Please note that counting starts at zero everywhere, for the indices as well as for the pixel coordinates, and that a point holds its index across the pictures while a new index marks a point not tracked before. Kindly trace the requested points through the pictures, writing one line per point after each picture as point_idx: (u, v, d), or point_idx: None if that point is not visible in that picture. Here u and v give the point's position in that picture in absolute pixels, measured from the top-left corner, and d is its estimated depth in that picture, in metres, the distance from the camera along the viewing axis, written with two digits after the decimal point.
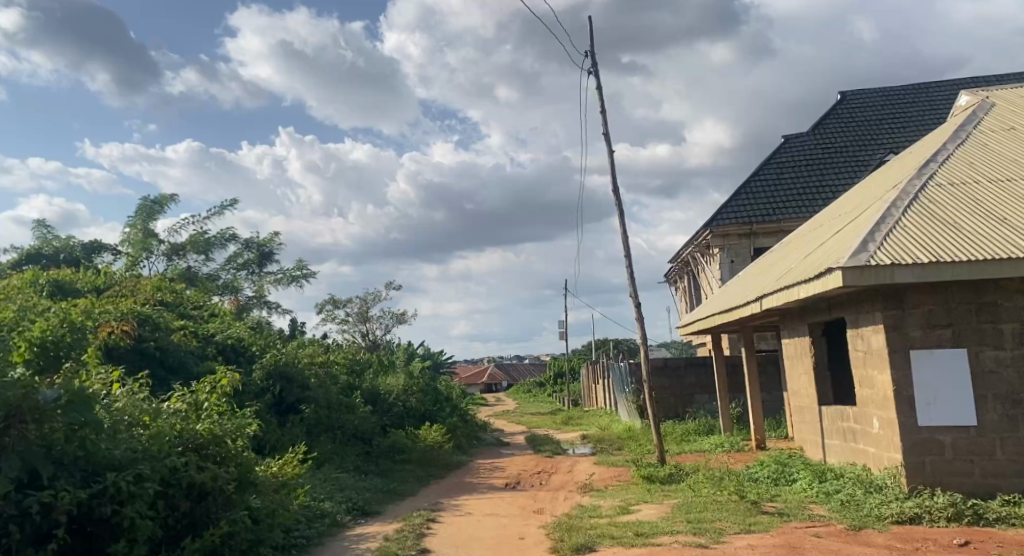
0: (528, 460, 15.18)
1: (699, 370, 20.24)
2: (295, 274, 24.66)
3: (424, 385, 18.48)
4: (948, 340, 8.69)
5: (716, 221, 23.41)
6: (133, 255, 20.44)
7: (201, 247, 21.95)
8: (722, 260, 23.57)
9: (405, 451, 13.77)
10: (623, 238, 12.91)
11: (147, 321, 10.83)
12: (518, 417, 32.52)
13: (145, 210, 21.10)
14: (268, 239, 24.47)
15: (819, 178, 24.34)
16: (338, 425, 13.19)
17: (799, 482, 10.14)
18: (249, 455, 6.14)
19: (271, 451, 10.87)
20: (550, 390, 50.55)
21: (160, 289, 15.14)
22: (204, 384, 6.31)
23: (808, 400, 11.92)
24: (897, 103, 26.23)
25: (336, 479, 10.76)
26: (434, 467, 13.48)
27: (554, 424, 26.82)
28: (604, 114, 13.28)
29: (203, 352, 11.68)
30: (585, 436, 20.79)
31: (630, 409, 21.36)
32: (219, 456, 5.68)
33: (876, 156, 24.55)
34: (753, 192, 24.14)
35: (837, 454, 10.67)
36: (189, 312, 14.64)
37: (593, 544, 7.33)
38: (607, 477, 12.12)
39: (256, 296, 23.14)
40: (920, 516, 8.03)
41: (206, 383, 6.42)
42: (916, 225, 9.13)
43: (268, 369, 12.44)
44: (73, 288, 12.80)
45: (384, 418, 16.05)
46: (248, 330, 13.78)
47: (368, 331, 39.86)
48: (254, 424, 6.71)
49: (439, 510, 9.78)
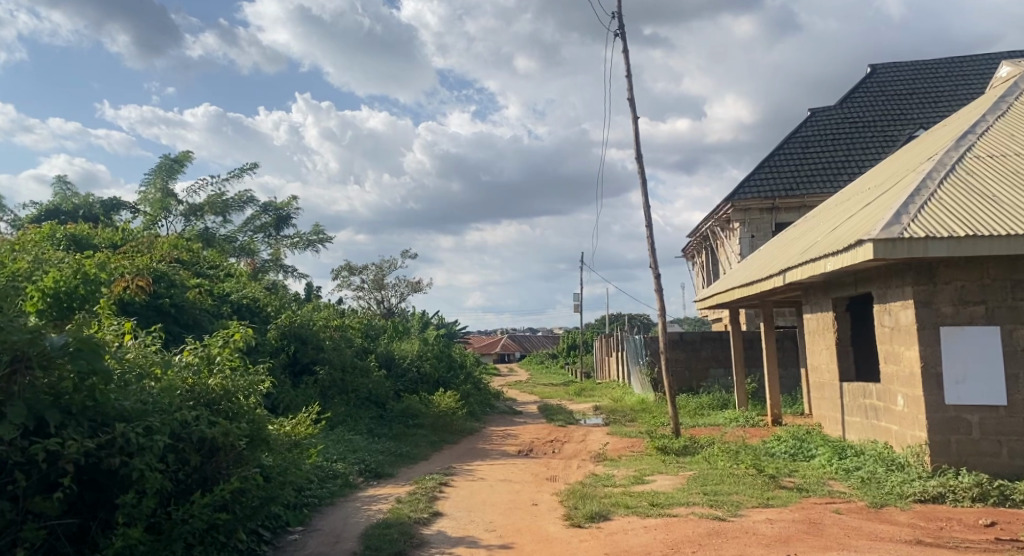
0: (541, 429, 15.11)
1: (715, 345, 20.05)
2: (312, 238, 24.58)
3: (438, 353, 18.38)
4: (980, 317, 8.45)
5: (738, 194, 23.05)
6: (152, 214, 20.41)
7: (218, 209, 21.86)
8: (743, 235, 23.23)
9: (418, 416, 13.70)
10: (646, 207, 12.65)
11: (163, 278, 10.86)
12: (530, 387, 32.53)
13: (164, 168, 21.00)
14: (286, 202, 24.33)
15: (845, 153, 23.86)
16: (352, 388, 13.16)
17: (818, 457, 9.97)
18: (261, 414, 6.03)
19: (285, 411, 10.89)
20: (563, 362, 50.57)
21: (177, 248, 15.08)
22: (218, 337, 6.16)
23: (829, 376, 11.71)
24: (930, 77, 25.56)
25: (349, 441, 10.72)
26: (447, 433, 13.42)
27: (565, 395, 26.81)
28: (629, 79, 12.96)
29: (218, 311, 11.63)
30: (598, 408, 20.71)
31: (643, 382, 21.25)
32: (231, 412, 5.58)
33: (905, 132, 23.99)
34: (777, 166, 23.72)
35: (857, 431, 10.48)
36: (205, 272, 14.55)
37: (608, 513, 7.19)
38: (621, 448, 12.01)
39: (272, 259, 23.10)
40: (944, 495, 7.85)
41: (220, 336, 6.28)
42: (952, 197, 8.83)
43: (282, 330, 12.35)
44: (90, 243, 12.75)
45: (397, 383, 16.01)
46: (263, 290, 13.68)
47: (382, 298, 39.88)
48: (266, 381, 6.59)
49: (452, 474, 9.72)
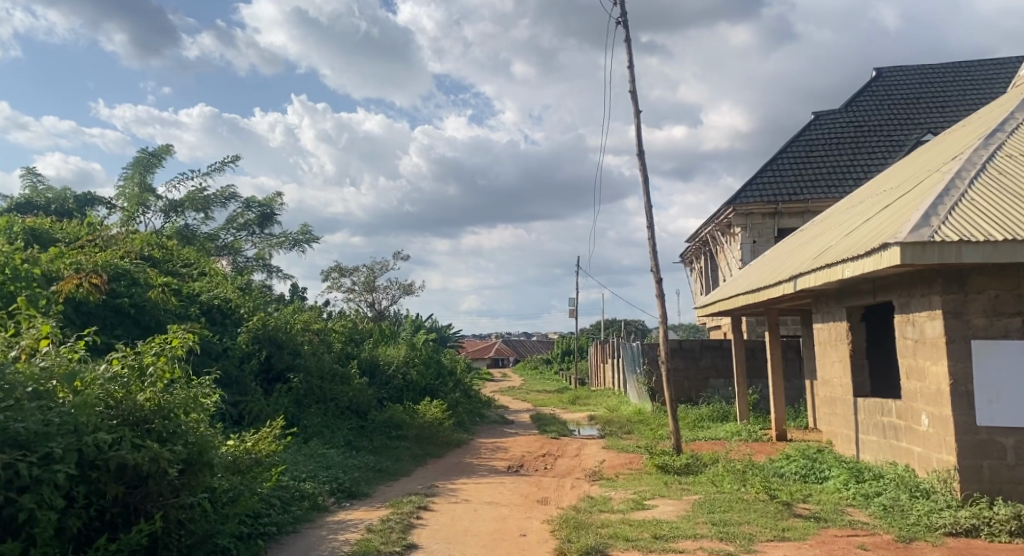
0: (532, 441, 14.27)
1: (716, 353, 19.24)
2: (298, 237, 23.68)
3: (426, 358, 17.53)
4: (1016, 330, 7.66)
5: (739, 198, 22.27)
6: (128, 211, 19.52)
7: (199, 205, 21.00)
8: (745, 240, 22.45)
9: (402, 427, 12.87)
10: (647, 207, 11.82)
11: (124, 276, 10.06)
12: (523, 394, 31.64)
13: (142, 163, 20.14)
14: (270, 199, 23.48)
15: (850, 158, 23.14)
16: (330, 396, 12.34)
17: (832, 480, 9.14)
18: (205, 432, 5.23)
19: (252, 423, 10.07)
20: (557, 368, 49.73)
21: (148, 244, 14.20)
22: (155, 344, 5.35)
23: (842, 391, 10.90)
24: (936, 82, 24.87)
25: (323, 456, 9.87)
26: (431, 445, 12.57)
27: (558, 403, 25.97)
28: (631, 70, 12.11)
29: (185, 312, 10.78)
30: (593, 418, 19.89)
31: (640, 391, 20.45)
32: (165, 434, 4.80)
33: (912, 137, 23.28)
34: (780, 169, 22.98)
35: (873, 451, 9.68)
36: (176, 270, 13.68)
37: (605, 548, 6.36)
38: (618, 465, 11.17)
39: (256, 258, 22.22)
40: (978, 528, 7.03)
41: (159, 342, 5.46)
42: (985, 198, 8.06)
43: (253, 334, 11.47)
44: (50, 237, 11.91)
45: (381, 391, 15.17)
46: (237, 290, 12.82)
47: (373, 300, 39.00)
48: (213, 393, 5.77)
49: (433, 495, 8.90)
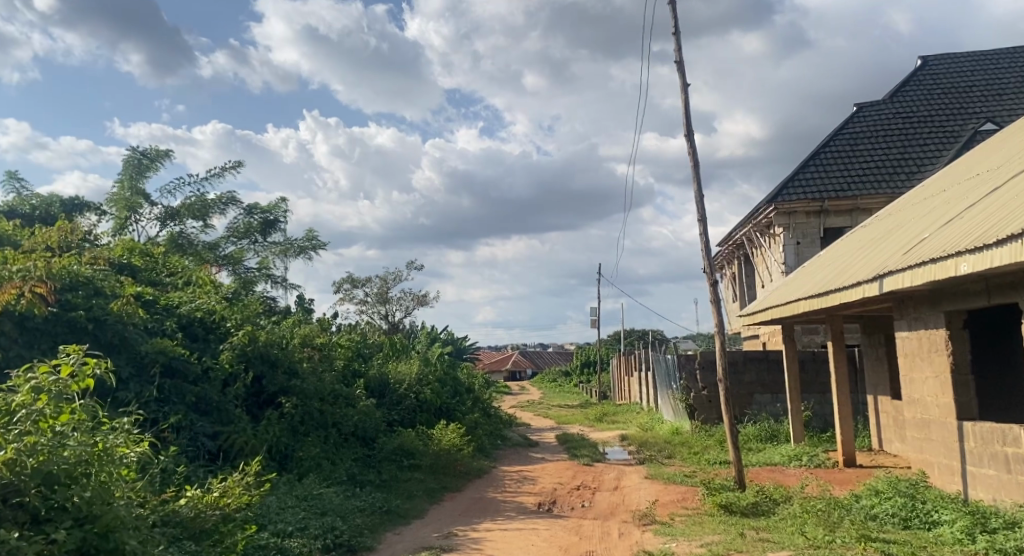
0: (563, 469, 12.53)
1: (760, 366, 17.44)
2: (304, 244, 22.08)
3: (442, 375, 15.87)
4: None
5: (781, 195, 20.51)
6: (118, 219, 17.96)
7: (197, 211, 19.45)
8: (787, 242, 20.66)
9: (414, 456, 11.18)
10: (699, 197, 10.12)
11: (84, 286, 8.47)
12: (545, 410, 29.81)
13: (133, 165, 18.56)
14: (274, 204, 21.91)
15: (900, 150, 21.37)
16: (332, 422, 10.76)
17: (947, 527, 7.32)
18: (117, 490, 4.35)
19: (232, 459, 8.46)
20: (577, 380, 47.78)
21: (131, 251, 12.64)
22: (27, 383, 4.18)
23: (937, 412, 9.10)
24: (988, 69, 23.16)
25: (319, 498, 8.22)
26: (447, 477, 10.89)
27: (585, 420, 24.17)
28: (677, 38, 10.47)
29: (156, 327, 9.13)
30: (625, 437, 18.14)
31: (677, 408, 18.66)
32: (44, 514, 3.96)
33: (968, 127, 21.51)
34: (823, 164, 21.22)
35: (991, 489, 7.87)
36: (160, 280, 12.09)
37: None
38: (670, 504, 9.42)
39: (259, 267, 20.57)
40: None
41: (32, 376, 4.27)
42: None
43: (239, 351, 9.72)
44: (10, 241, 10.37)
45: (391, 413, 13.52)
46: (226, 300, 11.17)
47: (387, 312, 37.41)
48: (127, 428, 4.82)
49: (451, 550, 7.18)
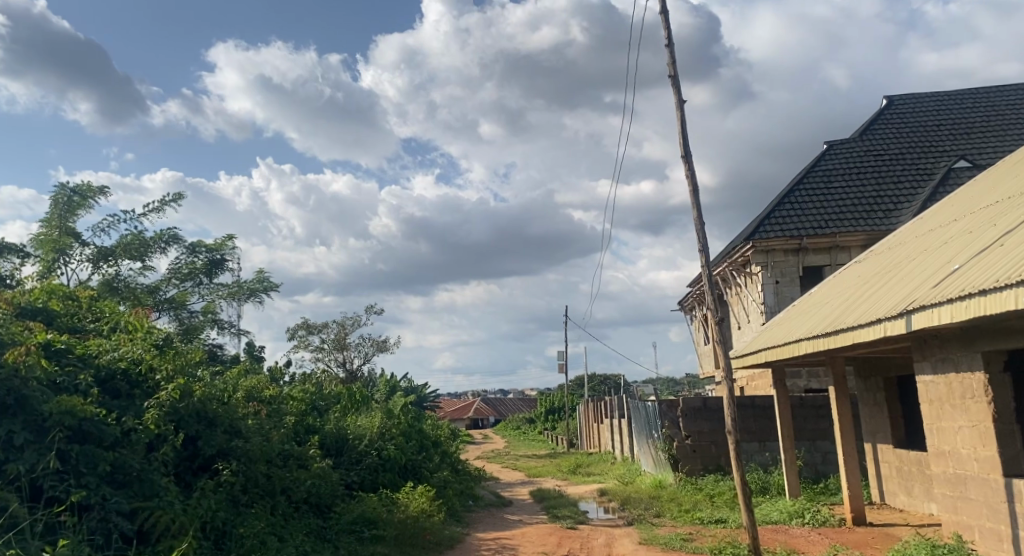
0: (545, 535, 11.14)
1: (746, 413, 16.40)
2: (254, 286, 20.50)
3: (405, 427, 14.41)
4: None
5: (758, 232, 19.73)
6: (45, 261, 16.30)
7: (135, 251, 17.84)
8: (765, 281, 19.81)
9: (377, 525, 9.72)
10: (700, 225, 9.07)
11: None
12: (514, 461, 28.26)
13: (62, 201, 16.90)
14: (220, 243, 20.32)
15: (875, 188, 20.87)
16: (279, 489, 9.24)
17: None
18: None
19: (155, 544, 6.96)
20: (542, 428, 46.23)
21: (49, 293, 11.07)
22: None
23: (974, 467, 8.05)
24: (955, 108, 23.04)
25: None
26: (415, 550, 9.39)
27: (558, 472, 22.73)
28: (670, 51, 9.57)
29: (66, 382, 7.59)
30: (604, 493, 16.81)
31: (658, 458, 17.42)
32: None
33: (941, 164, 21.16)
34: (799, 201, 20.60)
35: None
36: (81, 325, 10.55)
37: None
38: None
39: (204, 312, 18.91)
40: None
41: None
42: None
43: (167, 409, 8.17)
44: None
45: (347, 473, 12.04)
46: (157, 347, 9.65)
47: (345, 359, 35.65)
48: None
49: None
